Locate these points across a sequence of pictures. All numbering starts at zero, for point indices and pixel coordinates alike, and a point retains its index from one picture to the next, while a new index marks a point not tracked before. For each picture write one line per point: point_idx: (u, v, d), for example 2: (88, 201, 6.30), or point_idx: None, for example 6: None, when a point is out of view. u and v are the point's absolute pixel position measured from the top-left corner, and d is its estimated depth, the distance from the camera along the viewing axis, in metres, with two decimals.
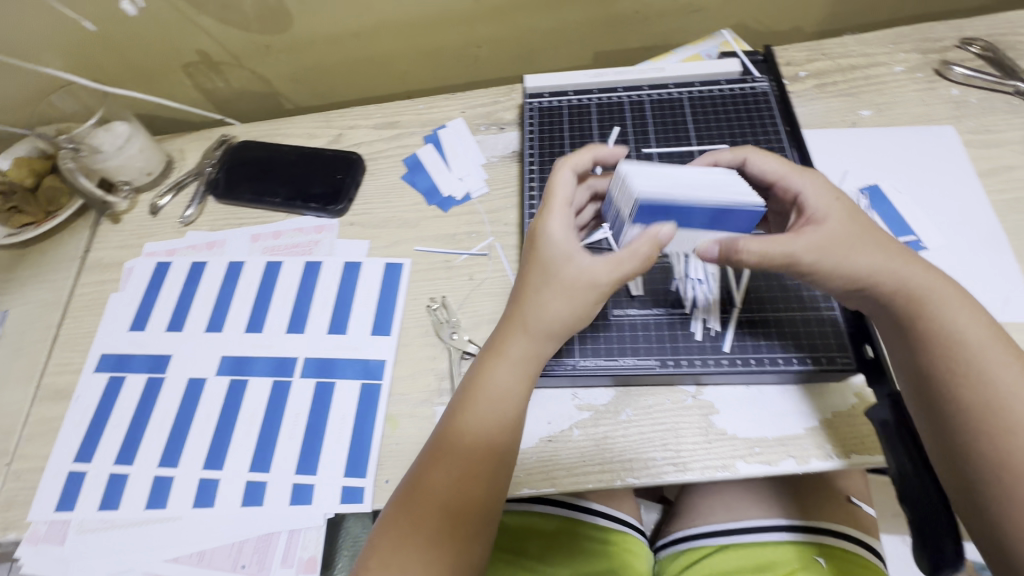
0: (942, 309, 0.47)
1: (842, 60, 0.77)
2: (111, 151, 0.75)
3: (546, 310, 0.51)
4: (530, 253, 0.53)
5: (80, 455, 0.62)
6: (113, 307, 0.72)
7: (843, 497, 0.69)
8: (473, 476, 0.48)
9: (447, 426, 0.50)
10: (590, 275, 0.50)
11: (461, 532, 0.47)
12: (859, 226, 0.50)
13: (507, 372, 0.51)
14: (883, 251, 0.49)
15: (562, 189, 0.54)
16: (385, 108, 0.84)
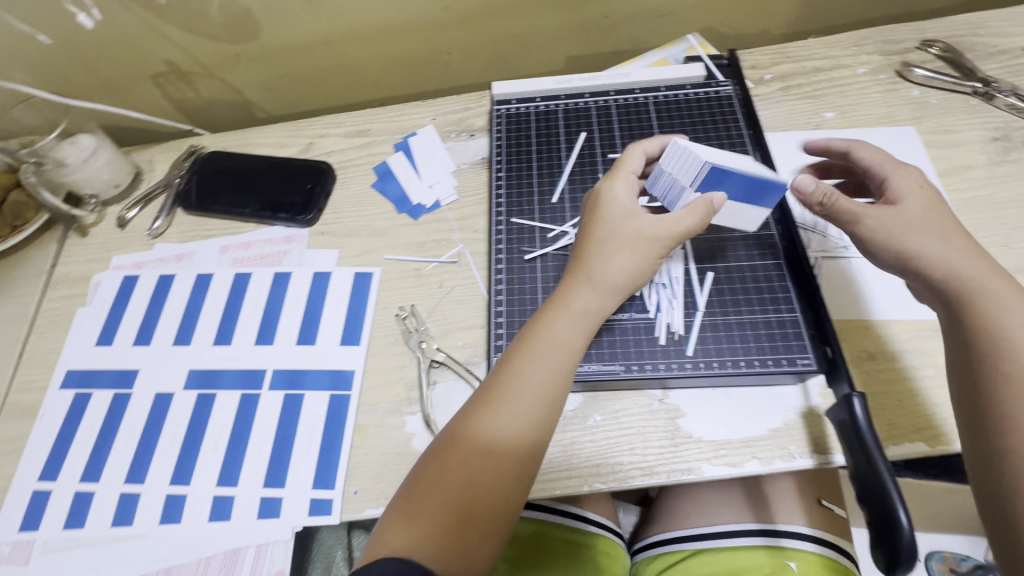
0: (993, 301, 0.48)
1: (806, 63, 0.78)
2: (76, 164, 0.74)
3: (605, 263, 0.55)
4: (594, 212, 0.58)
5: (45, 473, 0.61)
6: (79, 322, 0.71)
7: (813, 499, 0.68)
8: (530, 420, 0.50)
9: (505, 366, 0.53)
10: (647, 234, 0.55)
11: (508, 471, 0.49)
12: (932, 220, 0.52)
13: (567, 322, 0.54)
14: (947, 240, 0.51)
15: (632, 162, 0.60)
16: (355, 116, 0.84)
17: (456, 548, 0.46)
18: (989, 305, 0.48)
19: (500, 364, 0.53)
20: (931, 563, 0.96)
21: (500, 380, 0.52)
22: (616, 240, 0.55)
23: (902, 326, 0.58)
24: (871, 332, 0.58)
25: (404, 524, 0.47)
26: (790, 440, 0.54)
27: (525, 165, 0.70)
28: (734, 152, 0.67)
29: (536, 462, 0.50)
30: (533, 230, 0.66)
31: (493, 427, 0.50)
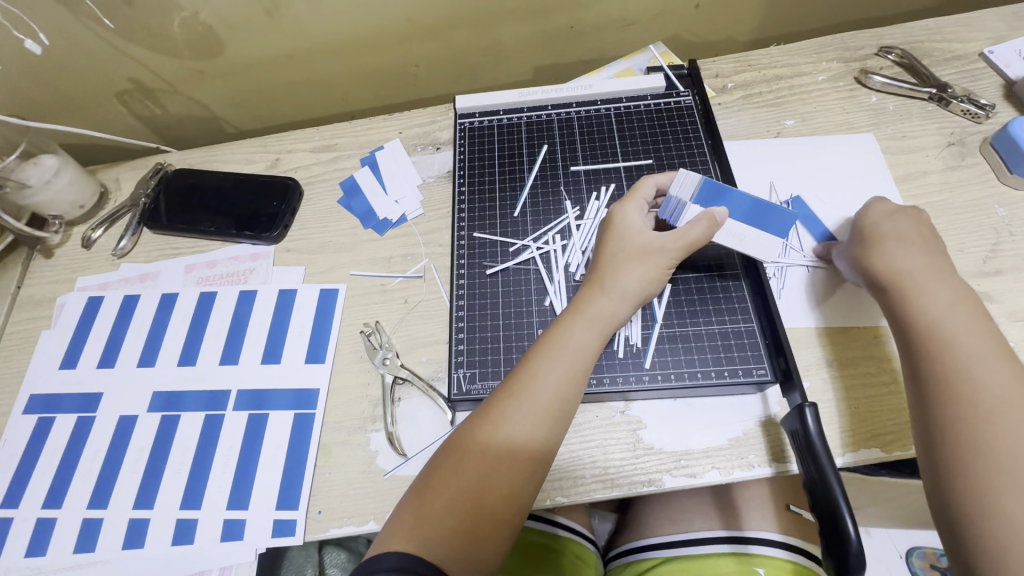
0: (930, 294, 0.51)
1: (768, 71, 0.79)
2: (38, 185, 0.73)
3: (619, 273, 0.56)
4: (609, 225, 0.59)
5: (8, 500, 0.61)
6: (43, 345, 0.70)
7: (781, 505, 0.69)
8: (544, 424, 0.50)
9: (524, 369, 0.53)
10: (659, 245, 0.56)
11: (521, 470, 0.49)
12: (892, 238, 0.57)
13: (585, 327, 0.54)
14: (901, 249, 0.55)
15: (644, 186, 0.61)
16: (322, 130, 0.84)
17: (466, 540, 0.46)
18: (931, 300, 0.51)
19: (519, 365, 0.54)
20: (911, 560, 0.97)
21: (520, 381, 0.52)
22: (629, 250, 0.57)
23: (858, 333, 0.58)
24: (827, 339, 0.59)
25: (416, 513, 0.47)
26: (749, 449, 0.55)
27: (487, 178, 0.71)
28: (693, 162, 0.67)
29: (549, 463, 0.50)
30: (494, 245, 0.66)
31: (510, 426, 0.50)
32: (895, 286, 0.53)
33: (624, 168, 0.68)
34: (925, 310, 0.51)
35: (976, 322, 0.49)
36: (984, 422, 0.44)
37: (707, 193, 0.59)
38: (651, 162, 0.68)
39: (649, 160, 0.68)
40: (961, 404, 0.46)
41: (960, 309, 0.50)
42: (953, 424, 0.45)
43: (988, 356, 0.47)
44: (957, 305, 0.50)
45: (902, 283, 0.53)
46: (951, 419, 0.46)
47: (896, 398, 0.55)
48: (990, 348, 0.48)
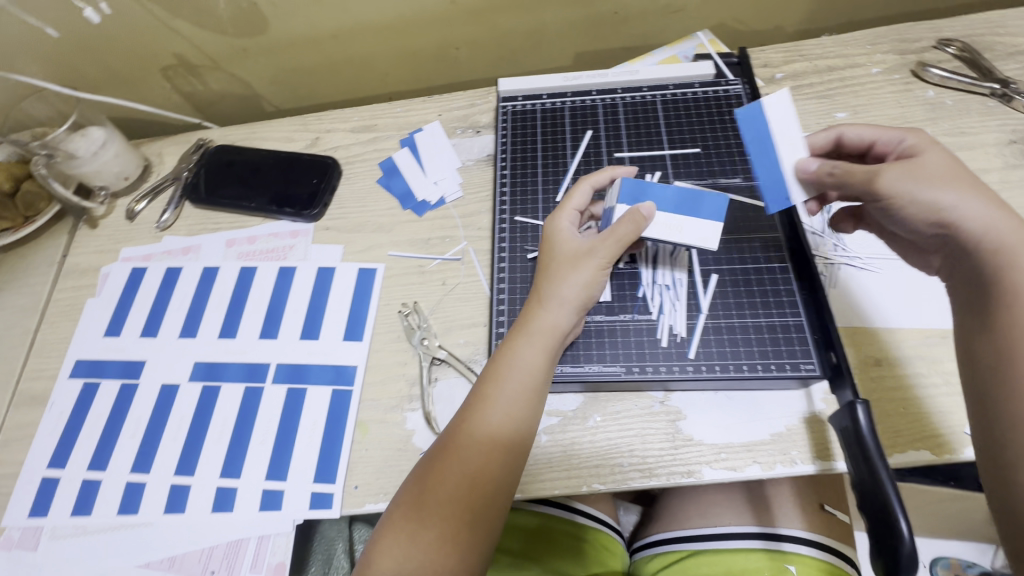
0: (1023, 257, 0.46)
1: (819, 62, 0.77)
2: (87, 156, 0.75)
3: (557, 283, 0.54)
4: (545, 240, 0.58)
5: (54, 461, 0.62)
6: (88, 313, 0.72)
7: (815, 505, 0.68)
8: (499, 452, 0.50)
9: (475, 396, 0.52)
10: (591, 249, 0.54)
11: (483, 494, 0.48)
12: (961, 181, 0.49)
13: (531, 345, 0.53)
14: (984, 200, 0.48)
15: (572, 196, 0.60)
16: (362, 111, 0.84)
17: (438, 573, 0.46)
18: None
19: (471, 394, 0.53)
20: (936, 569, 0.95)
21: (472, 408, 0.52)
22: (566, 260, 0.55)
23: (903, 334, 0.57)
24: (873, 338, 0.58)
25: (388, 550, 0.47)
26: (791, 445, 0.54)
27: (530, 162, 0.70)
28: (743, 152, 0.66)
29: (511, 483, 0.50)
30: (536, 229, 0.66)
31: (466, 453, 0.49)
32: (988, 249, 0.47)
33: (670, 156, 0.67)
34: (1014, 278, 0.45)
35: None
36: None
37: (630, 189, 0.57)
38: (698, 151, 0.67)
39: (696, 148, 0.67)
40: None
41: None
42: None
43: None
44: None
45: (999, 249, 0.47)
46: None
47: (943, 401, 0.54)
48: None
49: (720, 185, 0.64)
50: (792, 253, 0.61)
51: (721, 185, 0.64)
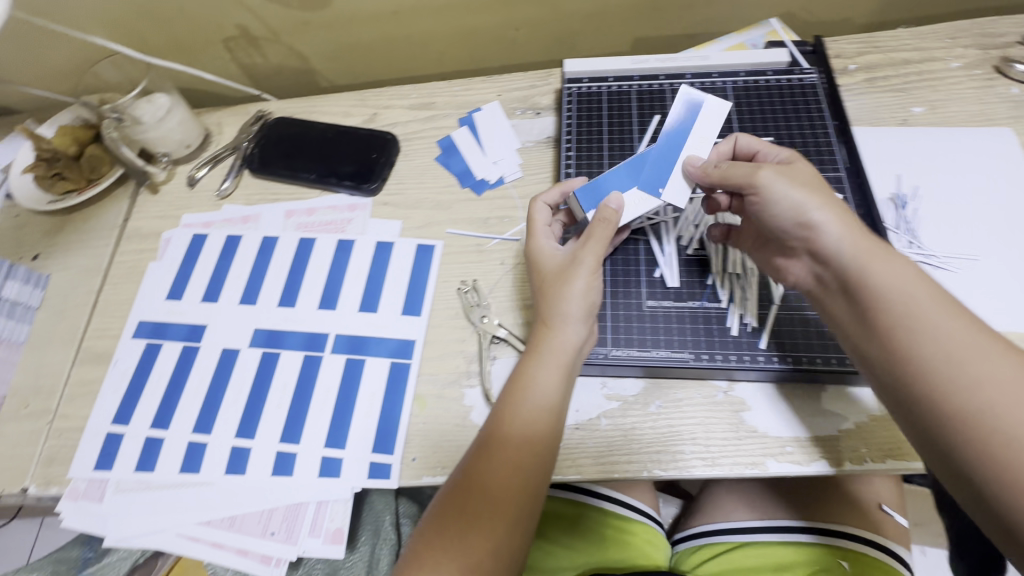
0: (881, 264, 0.46)
1: (894, 54, 0.74)
2: (151, 122, 0.75)
3: (559, 300, 0.54)
4: (535, 262, 0.58)
5: (118, 417, 0.64)
6: (151, 276, 0.73)
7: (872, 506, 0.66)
8: (523, 477, 0.49)
9: (495, 420, 0.51)
10: (577, 259, 0.55)
11: (508, 519, 0.47)
12: (815, 187, 0.50)
13: (548, 366, 0.52)
14: (833, 206, 0.49)
15: (541, 216, 0.61)
16: (420, 88, 0.83)
17: None
18: (891, 268, 0.45)
19: (489, 419, 0.52)
20: None
21: (491, 434, 0.50)
22: (558, 276, 0.55)
23: None
24: None
25: None
26: (862, 443, 0.53)
27: (595, 144, 0.69)
28: (819, 143, 0.65)
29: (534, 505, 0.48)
30: None
31: (486, 480, 0.48)
32: (846, 257, 0.47)
33: None
34: (879, 289, 0.45)
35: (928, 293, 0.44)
36: (987, 393, 0.39)
37: (587, 195, 0.59)
38: (771, 140, 0.66)
39: (769, 137, 0.66)
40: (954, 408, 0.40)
41: (903, 270, 0.45)
42: (950, 409, 0.41)
43: (941, 312, 0.43)
44: (903, 265, 0.45)
45: (861, 256, 0.46)
46: (950, 401, 0.41)
47: None
48: (945, 304, 0.43)
49: None
50: None
51: None
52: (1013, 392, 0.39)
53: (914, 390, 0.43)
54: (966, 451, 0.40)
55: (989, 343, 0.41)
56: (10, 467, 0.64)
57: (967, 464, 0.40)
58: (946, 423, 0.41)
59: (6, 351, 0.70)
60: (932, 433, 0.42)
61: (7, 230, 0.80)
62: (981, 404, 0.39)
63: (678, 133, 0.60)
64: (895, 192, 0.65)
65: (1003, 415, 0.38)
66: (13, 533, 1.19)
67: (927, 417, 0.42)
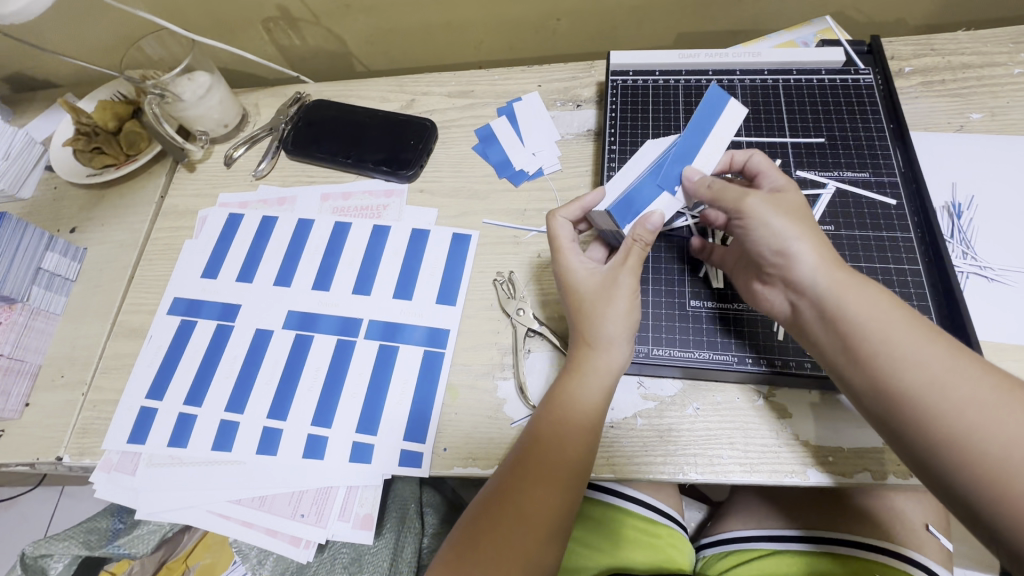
0: (857, 294, 0.45)
1: (953, 58, 0.71)
2: (192, 100, 0.75)
3: (598, 322, 0.51)
4: (566, 278, 0.55)
5: (152, 391, 0.64)
6: (186, 253, 0.73)
7: (920, 526, 0.64)
8: (557, 498, 0.47)
9: (531, 439, 0.50)
10: (615, 278, 0.52)
11: (543, 538, 0.46)
12: (794, 214, 0.49)
13: (586, 387, 0.50)
14: (810, 234, 0.48)
15: (564, 232, 0.56)
16: (459, 76, 0.82)
17: None
18: (869, 298, 0.45)
19: (523, 438, 0.50)
20: None
21: (525, 451, 0.49)
22: (596, 296, 0.52)
23: None
24: (1004, 355, 0.54)
25: None
26: None
27: (640, 138, 0.68)
28: (872, 146, 0.63)
29: (568, 522, 0.48)
30: None
31: (520, 496, 0.47)
32: (824, 287, 0.46)
33: (792, 144, 0.65)
34: (860, 316, 0.44)
35: (904, 320, 0.43)
36: (970, 417, 0.39)
37: (617, 210, 0.52)
38: (823, 141, 0.64)
39: (820, 138, 0.65)
40: (944, 434, 0.39)
41: (878, 297, 0.45)
42: (941, 432, 0.40)
43: (917, 339, 0.42)
44: (877, 294, 0.45)
45: (840, 287, 0.45)
46: (940, 426, 0.40)
47: None
48: (919, 328, 0.43)
49: (847, 179, 0.62)
50: (925, 254, 0.58)
51: (848, 178, 0.62)
52: (995, 412, 0.38)
53: (903, 415, 0.41)
54: (959, 473, 0.39)
55: (966, 364, 0.41)
56: (44, 436, 0.64)
57: (964, 488, 0.39)
58: (939, 448, 0.40)
59: (43, 321, 0.70)
60: (923, 457, 0.41)
61: (46, 202, 0.81)
62: (968, 427, 0.39)
63: (698, 127, 0.53)
64: (951, 200, 0.63)
65: (991, 436, 0.38)
66: (35, 501, 1.22)
67: (919, 443, 0.41)
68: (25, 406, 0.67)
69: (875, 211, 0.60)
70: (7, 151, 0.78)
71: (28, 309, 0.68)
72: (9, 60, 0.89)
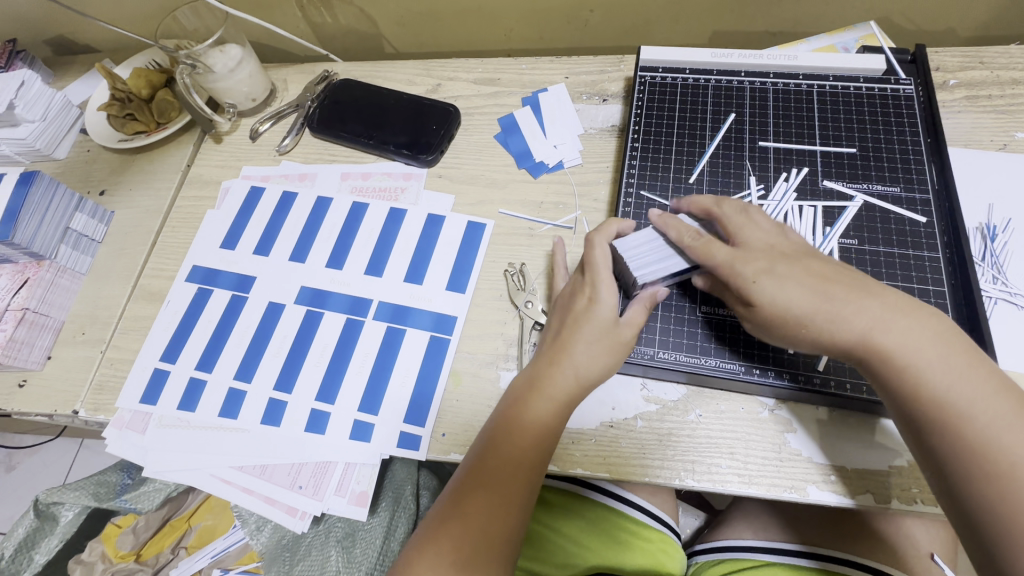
0: (906, 345, 0.44)
1: (1002, 72, 0.68)
2: (223, 73, 0.76)
3: (583, 356, 0.51)
4: (583, 309, 0.52)
5: (166, 354, 0.66)
6: (207, 223, 0.75)
7: (925, 555, 0.62)
8: (511, 511, 0.48)
9: (486, 453, 0.49)
10: (620, 330, 0.52)
11: (497, 556, 0.46)
12: (791, 287, 0.46)
13: (547, 406, 0.50)
14: (820, 295, 0.46)
15: (604, 259, 0.53)
16: (485, 63, 0.81)
17: None
18: (896, 338, 0.44)
19: (470, 456, 0.50)
20: None
21: (478, 458, 0.49)
22: (596, 334, 0.51)
23: None
24: None
25: None
26: (915, 483, 0.50)
27: (664, 139, 0.66)
28: (905, 159, 0.61)
29: (520, 538, 0.48)
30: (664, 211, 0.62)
31: (474, 506, 0.47)
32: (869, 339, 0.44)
33: (821, 153, 0.63)
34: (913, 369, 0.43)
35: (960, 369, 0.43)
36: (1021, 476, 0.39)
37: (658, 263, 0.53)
38: (853, 152, 0.62)
39: (851, 148, 0.62)
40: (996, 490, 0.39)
41: (923, 332, 0.44)
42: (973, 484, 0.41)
43: (971, 393, 0.42)
44: (927, 342, 0.44)
45: (874, 336, 0.44)
46: (973, 478, 0.40)
47: None
48: (971, 373, 0.42)
49: (876, 193, 0.60)
50: (952, 275, 0.56)
51: (877, 192, 0.60)
52: None
53: (937, 460, 0.42)
54: (997, 525, 0.39)
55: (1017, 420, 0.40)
56: (62, 389, 0.67)
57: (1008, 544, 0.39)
58: (966, 499, 0.41)
59: (68, 279, 0.73)
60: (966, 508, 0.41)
61: (79, 164, 0.83)
62: (1004, 471, 0.39)
63: None
64: (984, 222, 0.60)
65: None
66: (55, 450, 1.28)
67: (948, 491, 0.42)
68: (47, 359, 0.69)
69: (902, 228, 0.58)
70: (45, 113, 0.80)
71: (55, 267, 0.71)
72: (52, 22, 0.92)
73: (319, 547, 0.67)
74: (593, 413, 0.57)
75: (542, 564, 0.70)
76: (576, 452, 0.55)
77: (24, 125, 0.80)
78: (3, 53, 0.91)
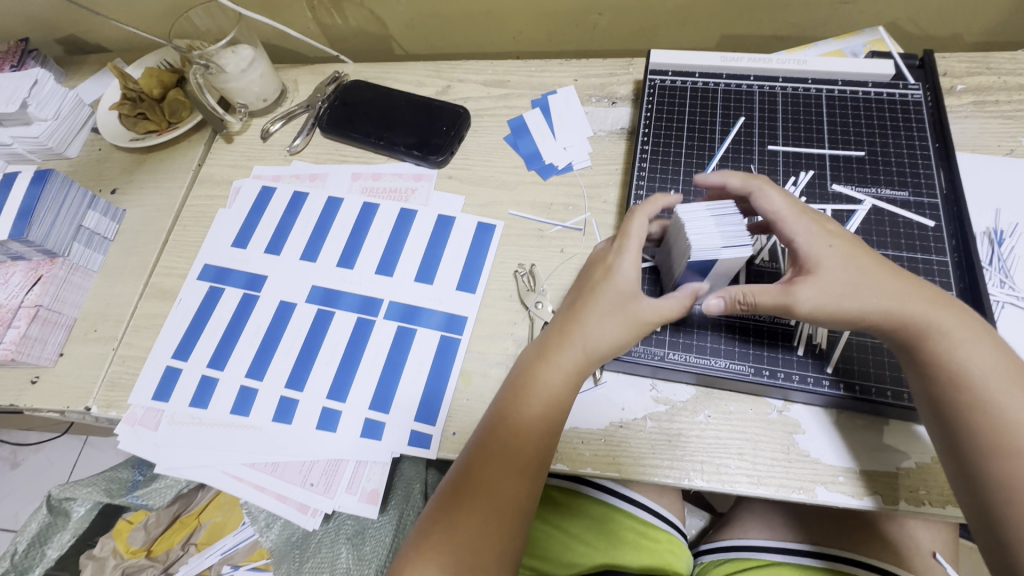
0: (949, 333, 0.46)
1: (1009, 78, 0.68)
2: (235, 73, 0.76)
3: (595, 325, 0.50)
4: (600, 277, 0.52)
5: (179, 352, 0.67)
6: (219, 222, 0.75)
7: (928, 553, 0.63)
8: (521, 484, 0.48)
9: (497, 425, 0.50)
10: (640, 311, 0.50)
11: (508, 527, 0.47)
12: (859, 260, 0.48)
13: (558, 377, 0.50)
14: (883, 274, 0.47)
15: (639, 229, 0.52)
16: (495, 65, 0.82)
17: None
18: (944, 326, 0.46)
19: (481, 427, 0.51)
20: None
21: (487, 433, 0.50)
22: (611, 303, 0.50)
23: None
24: None
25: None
26: (922, 485, 0.50)
27: (674, 141, 0.67)
28: (913, 164, 0.61)
29: (531, 508, 0.49)
30: None
31: (482, 481, 0.48)
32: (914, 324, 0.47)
33: (831, 156, 0.63)
34: (951, 355, 0.46)
35: (996, 364, 0.45)
36: None
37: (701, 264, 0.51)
38: (863, 155, 0.63)
39: (860, 152, 0.63)
40: (1006, 470, 0.42)
41: (965, 326, 0.46)
42: (998, 468, 0.43)
43: (1002, 386, 0.44)
44: (969, 336, 0.46)
45: (920, 318, 0.46)
46: (985, 456, 0.43)
47: None
48: (1005, 367, 0.45)
49: (885, 197, 0.60)
50: (960, 279, 0.56)
51: (886, 196, 0.60)
52: None
53: (955, 439, 0.45)
54: (1002, 499, 0.42)
55: None
56: (75, 386, 0.67)
57: (1005, 516, 0.42)
58: (978, 476, 0.43)
59: (81, 277, 0.73)
60: (970, 484, 0.44)
61: (91, 163, 0.84)
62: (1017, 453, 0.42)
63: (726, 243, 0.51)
64: (991, 228, 0.61)
65: None
66: (61, 447, 1.28)
67: (961, 467, 0.45)
68: (59, 356, 0.70)
69: (910, 231, 0.58)
70: (57, 112, 0.81)
71: (68, 264, 0.71)
72: (66, 23, 0.93)
73: (328, 545, 0.68)
74: (603, 413, 0.57)
75: (547, 563, 0.70)
76: (586, 451, 0.56)
77: (37, 123, 0.81)
78: (15, 52, 0.91)
